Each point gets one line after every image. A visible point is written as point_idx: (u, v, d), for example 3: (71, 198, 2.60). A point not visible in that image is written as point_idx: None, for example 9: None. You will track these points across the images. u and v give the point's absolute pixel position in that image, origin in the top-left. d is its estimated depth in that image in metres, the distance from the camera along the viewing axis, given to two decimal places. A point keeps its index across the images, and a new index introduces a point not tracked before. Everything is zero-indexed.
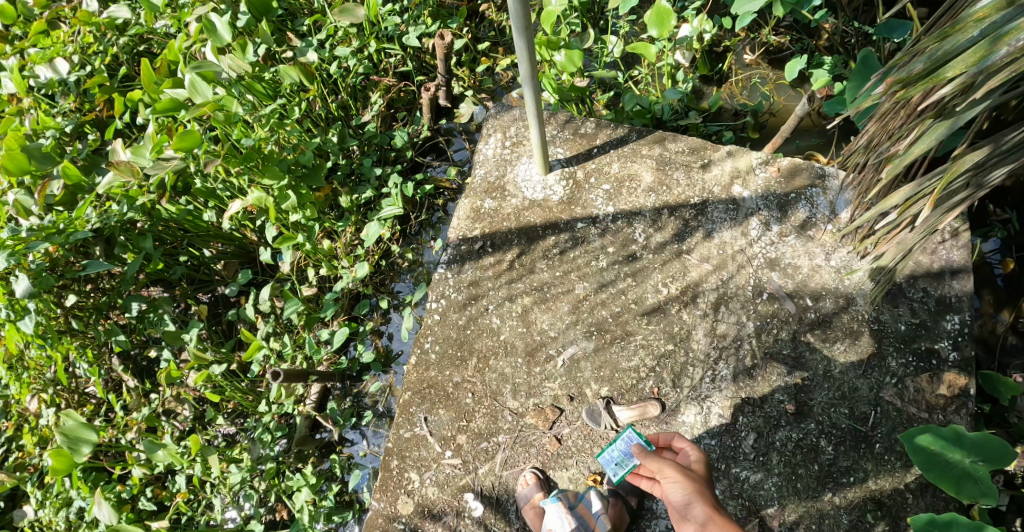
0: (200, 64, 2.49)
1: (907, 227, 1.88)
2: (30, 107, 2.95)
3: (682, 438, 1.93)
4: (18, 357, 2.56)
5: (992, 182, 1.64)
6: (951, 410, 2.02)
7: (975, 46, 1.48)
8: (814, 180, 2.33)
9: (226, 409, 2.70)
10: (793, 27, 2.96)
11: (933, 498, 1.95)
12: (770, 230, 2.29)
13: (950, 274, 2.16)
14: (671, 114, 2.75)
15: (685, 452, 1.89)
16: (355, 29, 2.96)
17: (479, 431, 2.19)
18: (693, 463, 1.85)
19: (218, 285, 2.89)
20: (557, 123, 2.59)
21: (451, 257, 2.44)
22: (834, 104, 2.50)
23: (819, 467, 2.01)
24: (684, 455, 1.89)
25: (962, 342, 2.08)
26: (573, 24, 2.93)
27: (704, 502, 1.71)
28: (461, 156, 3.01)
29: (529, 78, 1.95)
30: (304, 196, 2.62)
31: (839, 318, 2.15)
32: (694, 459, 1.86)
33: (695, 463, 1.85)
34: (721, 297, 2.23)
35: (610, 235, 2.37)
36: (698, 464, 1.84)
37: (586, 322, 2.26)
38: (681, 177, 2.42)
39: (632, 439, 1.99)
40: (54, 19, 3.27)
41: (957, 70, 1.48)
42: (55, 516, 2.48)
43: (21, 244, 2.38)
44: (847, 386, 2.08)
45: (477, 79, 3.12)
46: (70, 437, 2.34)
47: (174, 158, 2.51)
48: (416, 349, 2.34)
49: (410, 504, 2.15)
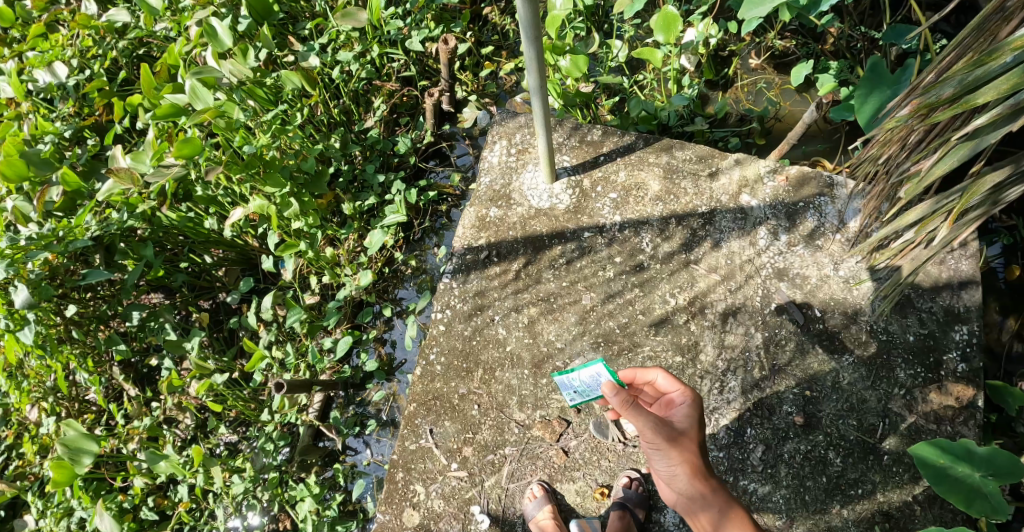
0: (200, 69, 2.43)
1: (922, 244, 1.89)
2: (29, 112, 2.93)
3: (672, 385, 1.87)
4: (18, 365, 2.51)
5: (1009, 199, 1.67)
6: (959, 422, 2.01)
7: (1006, 73, 1.51)
8: (823, 189, 2.31)
9: (228, 418, 2.67)
10: (799, 31, 2.92)
11: (942, 510, 1.93)
12: (778, 239, 2.27)
13: (959, 285, 2.14)
14: (677, 120, 2.72)
15: (675, 408, 1.85)
16: (357, 33, 2.93)
17: (485, 443, 2.18)
18: (683, 418, 1.82)
19: (219, 292, 2.86)
20: (564, 130, 2.56)
21: (456, 267, 2.42)
22: (841, 111, 2.46)
23: (828, 479, 1.99)
24: (674, 409, 1.85)
25: (970, 353, 2.06)
26: (579, 28, 2.89)
27: (694, 476, 1.74)
28: (464, 162, 2.99)
29: (538, 86, 1.92)
30: (306, 203, 2.59)
31: (847, 330, 2.13)
32: (684, 417, 1.82)
33: (687, 417, 1.82)
34: (730, 308, 2.21)
35: (618, 244, 2.35)
36: (690, 420, 1.81)
37: (593, 333, 2.24)
38: (689, 185, 2.40)
39: (600, 376, 1.87)
40: (52, 22, 3.23)
41: (990, 97, 1.48)
42: (56, 526, 2.46)
43: (20, 252, 2.35)
44: (856, 398, 2.06)
45: (481, 83, 3.08)
46: (71, 447, 2.30)
47: (174, 166, 2.44)
48: (421, 360, 2.32)
49: (415, 516, 2.14)
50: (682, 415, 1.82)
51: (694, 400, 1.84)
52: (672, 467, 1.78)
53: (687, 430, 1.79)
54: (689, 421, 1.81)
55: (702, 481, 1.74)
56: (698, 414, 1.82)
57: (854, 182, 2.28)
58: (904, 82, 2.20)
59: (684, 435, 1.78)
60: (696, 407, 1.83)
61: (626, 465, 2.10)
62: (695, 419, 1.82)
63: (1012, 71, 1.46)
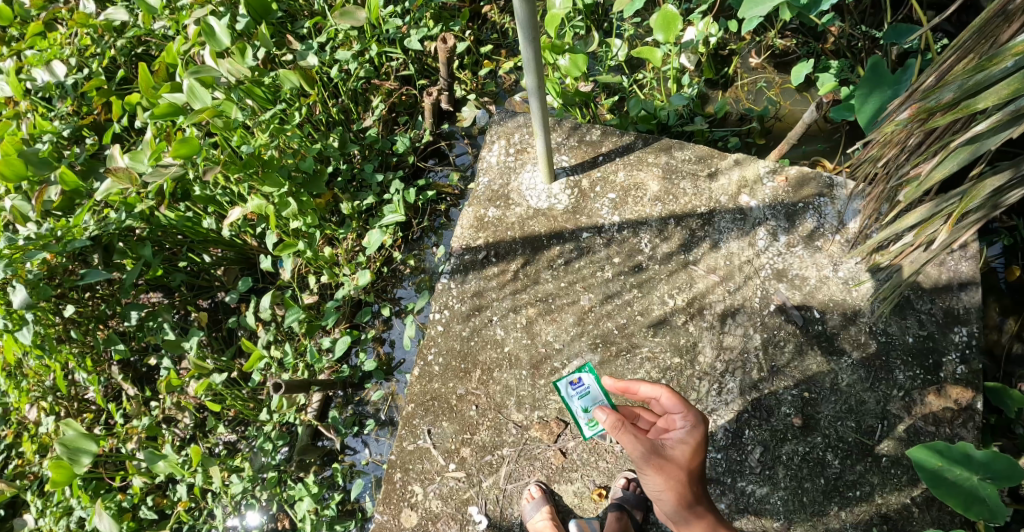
0: (198, 69, 2.44)
1: (921, 248, 1.88)
2: (27, 111, 2.94)
3: (675, 406, 1.81)
4: (17, 365, 2.52)
5: (1007, 203, 1.69)
6: (958, 424, 2.00)
7: (1008, 78, 1.49)
8: (823, 190, 2.30)
9: (226, 417, 2.67)
10: (799, 30, 2.92)
11: (940, 512, 1.93)
12: (777, 240, 2.26)
13: (958, 286, 2.13)
14: (677, 119, 2.70)
15: (673, 431, 1.81)
16: (356, 32, 2.93)
17: (483, 443, 2.18)
18: (677, 442, 1.79)
19: (218, 292, 2.86)
20: (563, 130, 2.55)
21: (454, 267, 2.42)
22: (842, 111, 2.44)
23: (825, 481, 1.99)
24: (671, 431, 1.81)
25: (969, 355, 2.06)
26: (577, 27, 2.87)
27: (676, 503, 1.76)
28: (463, 161, 2.98)
29: (536, 85, 1.91)
30: (304, 203, 2.58)
31: (846, 331, 2.12)
32: (679, 441, 1.79)
33: (682, 441, 1.79)
34: (729, 309, 2.20)
35: (616, 245, 2.34)
36: (685, 446, 1.78)
37: (592, 334, 2.24)
38: (688, 186, 2.39)
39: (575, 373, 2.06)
40: (50, 21, 3.22)
41: (990, 102, 1.47)
42: (55, 526, 2.46)
43: (19, 252, 2.35)
44: (854, 399, 2.05)
45: (480, 82, 3.07)
46: (70, 447, 2.30)
47: (173, 166, 2.44)
48: (419, 360, 2.32)
49: (413, 516, 2.14)
50: (678, 439, 1.79)
51: (695, 426, 1.79)
52: (657, 490, 1.79)
53: (678, 456, 1.77)
54: (683, 446, 1.78)
55: (683, 507, 1.76)
56: (697, 440, 1.78)
57: (854, 183, 2.27)
58: (904, 83, 2.19)
59: (674, 461, 1.76)
60: (695, 433, 1.79)
61: (624, 466, 2.09)
62: (690, 446, 1.78)
63: (1014, 76, 1.45)
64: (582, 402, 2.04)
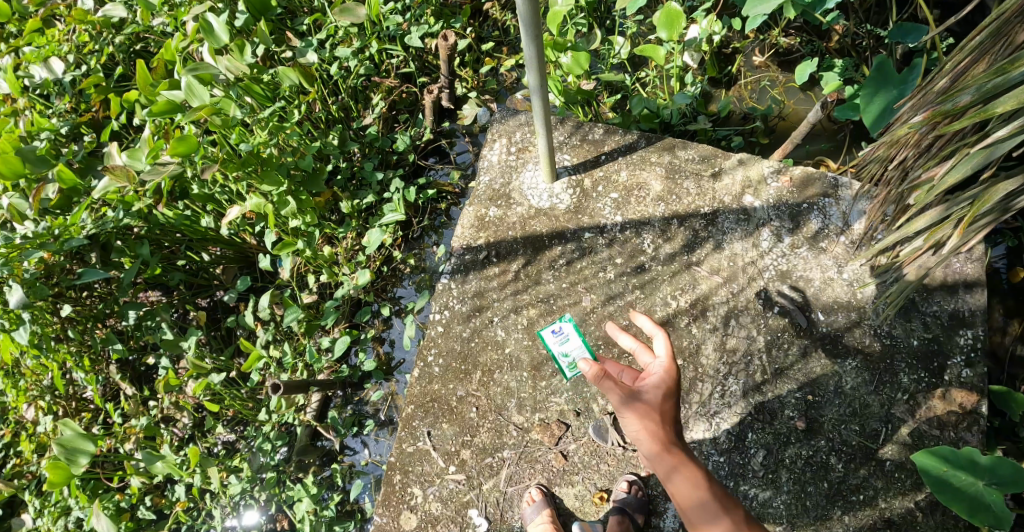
0: (196, 66, 2.43)
1: (931, 251, 1.86)
2: (25, 108, 2.93)
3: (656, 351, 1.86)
4: (13, 365, 2.53)
5: (1018, 207, 1.68)
6: (963, 427, 1.98)
7: None
8: (828, 190, 2.28)
9: (226, 417, 2.66)
10: (804, 28, 2.89)
11: (944, 517, 1.91)
12: (781, 241, 2.24)
13: (964, 287, 2.11)
14: (680, 118, 2.67)
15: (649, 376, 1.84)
16: (356, 29, 2.90)
17: (484, 445, 2.16)
18: (652, 385, 1.81)
19: (217, 291, 2.84)
20: (565, 129, 2.53)
21: (455, 267, 2.39)
22: (846, 110, 2.41)
23: (829, 485, 1.97)
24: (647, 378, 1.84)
25: (974, 358, 2.03)
26: (579, 24, 2.88)
27: (653, 445, 1.73)
28: (464, 159, 2.95)
29: (538, 83, 1.88)
30: (304, 201, 2.55)
31: (850, 334, 2.10)
32: (653, 384, 1.81)
33: (656, 385, 1.81)
34: (732, 310, 2.18)
35: (618, 245, 2.32)
36: (658, 389, 1.80)
37: (593, 336, 2.22)
38: (691, 186, 2.36)
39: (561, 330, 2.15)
40: (48, 17, 3.20)
41: (1009, 108, 1.45)
42: (53, 526, 2.45)
43: (15, 251, 2.33)
44: (858, 402, 2.03)
45: (481, 79, 3.04)
46: (68, 447, 2.28)
47: (170, 163, 2.42)
48: (419, 361, 2.30)
49: (412, 519, 2.12)
50: (651, 381, 1.82)
51: (666, 367, 1.83)
52: (635, 435, 1.77)
53: (652, 395, 1.79)
54: (657, 389, 1.80)
55: (661, 450, 1.72)
56: (670, 383, 1.82)
57: (860, 183, 2.24)
58: (911, 82, 2.15)
59: (649, 404, 1.77)
60: (668, 376, 1.82)
61: (625, 469, 2.07)
62: (664, 388, 1.80)
63: None
64: (562, 347, 2.13)
